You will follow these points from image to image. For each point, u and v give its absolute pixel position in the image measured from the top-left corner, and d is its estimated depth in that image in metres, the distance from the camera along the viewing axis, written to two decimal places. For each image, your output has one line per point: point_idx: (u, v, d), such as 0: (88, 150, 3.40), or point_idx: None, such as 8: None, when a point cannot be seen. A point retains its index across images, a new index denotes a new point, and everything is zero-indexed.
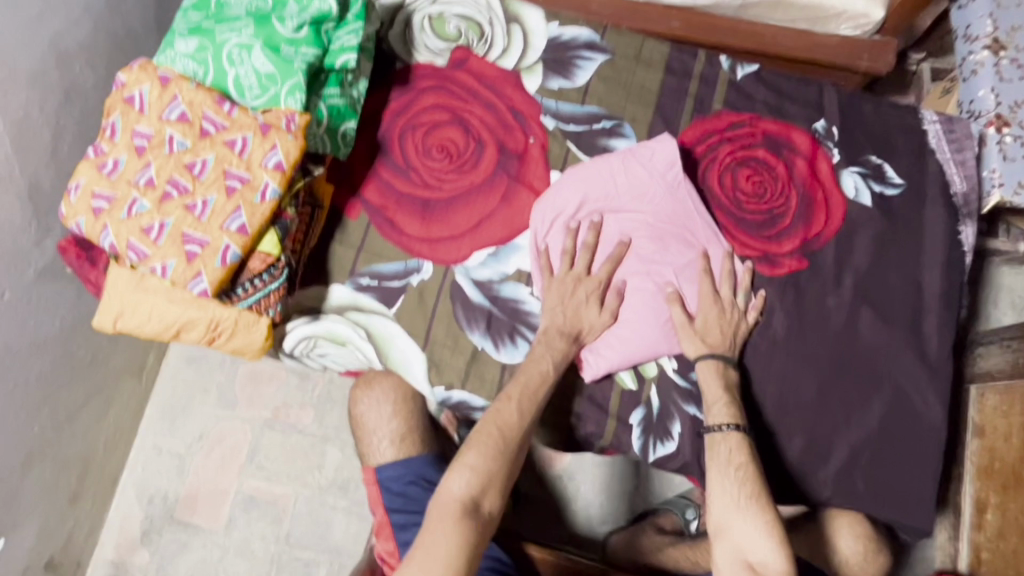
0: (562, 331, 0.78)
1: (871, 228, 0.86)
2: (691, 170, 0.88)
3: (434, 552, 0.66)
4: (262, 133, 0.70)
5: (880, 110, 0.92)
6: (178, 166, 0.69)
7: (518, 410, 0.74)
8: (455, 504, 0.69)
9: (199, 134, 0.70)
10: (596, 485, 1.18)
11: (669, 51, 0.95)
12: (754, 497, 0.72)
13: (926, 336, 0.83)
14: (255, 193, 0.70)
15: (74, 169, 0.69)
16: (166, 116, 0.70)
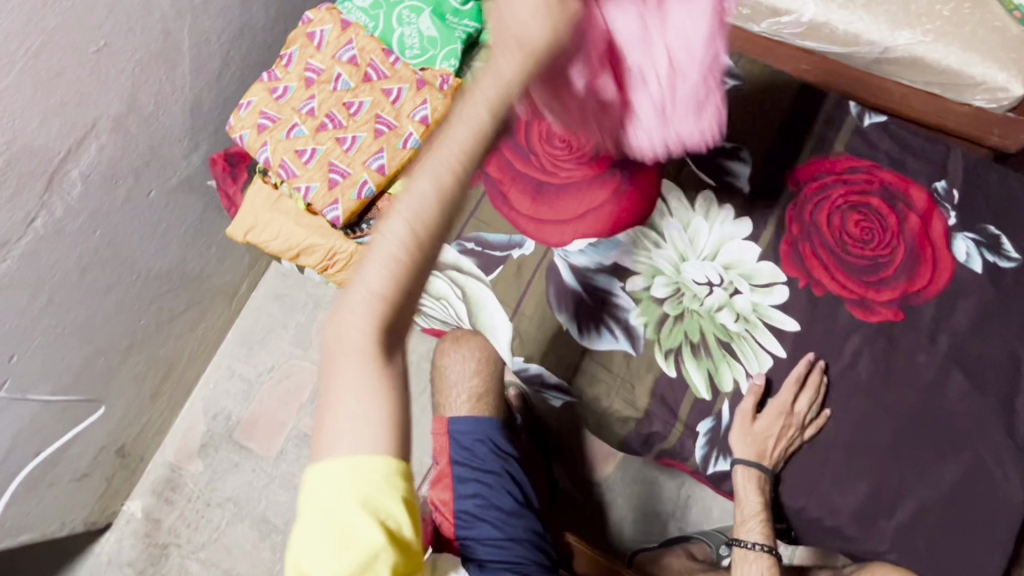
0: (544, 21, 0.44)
1: (976, 295, 0.85)
2: (801, 204, 0.90)
3: (358, 435, 0.43)
4: (417, 88, 0.77)
5: (1008, 182, 0.91)
6: (338, 103, 0.78)
7: (438, 193, 0.41)
8: (366, 355, 0.43)
9: (363, 77, 0.79)
10: (632, 500, 1.18)
11: (800, 88, 0.97)
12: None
13: (1018, 413, 0.80)
14: (398, 139, 0.77)
15: (250, 88, 0.80)
16: (338, 56, 0.79)
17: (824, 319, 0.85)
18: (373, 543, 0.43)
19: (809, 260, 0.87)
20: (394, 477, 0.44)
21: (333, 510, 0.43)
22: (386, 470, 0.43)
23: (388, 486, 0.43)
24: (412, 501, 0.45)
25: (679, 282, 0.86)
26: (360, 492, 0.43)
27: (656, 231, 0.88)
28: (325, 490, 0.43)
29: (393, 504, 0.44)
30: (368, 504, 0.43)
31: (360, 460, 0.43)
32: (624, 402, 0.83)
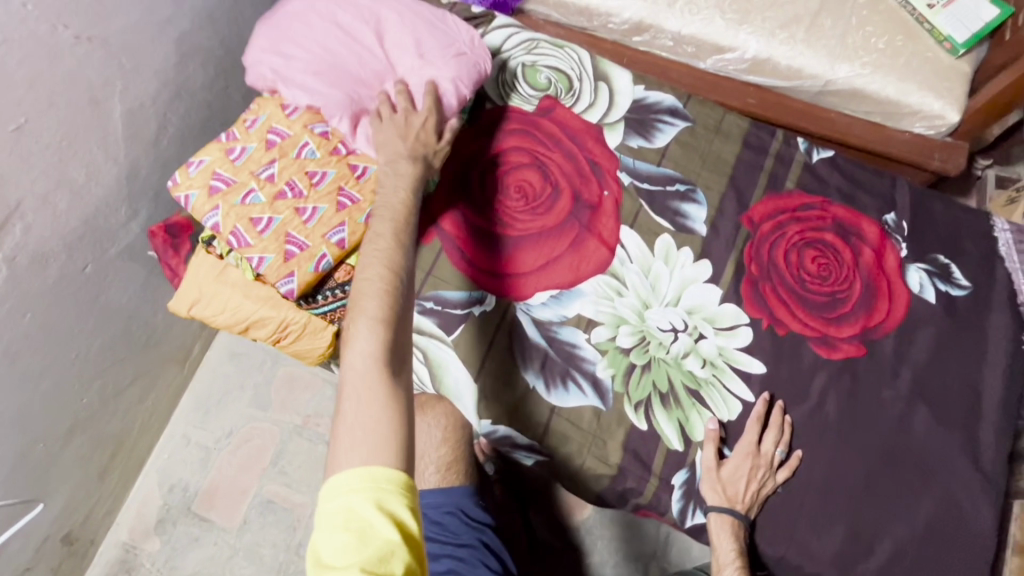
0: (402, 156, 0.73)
1: (933, 326, 0.87)
2: (758, 243, 0.90)
3: (373, 431, 0.55)
4: None
5: (951, 211, 0.94)
6: (301, 171, 0.76)
7: (394, 243, 0.66)
8: (375, 364, 0.59)
9: (331, 150, 0.78)
10: (613, 545, 1.15)
11: (747, 126, 0.99)
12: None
13: (981, 442, 0.82)
14: (362, 214, 0.76)
15: (204, 147, 0.77)
16: (310, 127, 0.78)
17: (789, 359, 0.85)
18: (389, 535, 0.51)
19: (770, 300, 0.87)
20: (400, 482, 0.54)
21: (352, 512, 0.52)
22: (394, 476, 0.54)
23: (396, 490, 0.53)
24: (417, 512, 0.55)
25: (643, 330, 0.85)
26: (373, 493, 0.53)
27: (618, 279, 0.87)
28: (341, 498, 0.53)
29: (401, 508, 0.53)
30: (381, 503, 0.52)
31: (374, 471, 0.53)
32: (592, 452, 0.81)
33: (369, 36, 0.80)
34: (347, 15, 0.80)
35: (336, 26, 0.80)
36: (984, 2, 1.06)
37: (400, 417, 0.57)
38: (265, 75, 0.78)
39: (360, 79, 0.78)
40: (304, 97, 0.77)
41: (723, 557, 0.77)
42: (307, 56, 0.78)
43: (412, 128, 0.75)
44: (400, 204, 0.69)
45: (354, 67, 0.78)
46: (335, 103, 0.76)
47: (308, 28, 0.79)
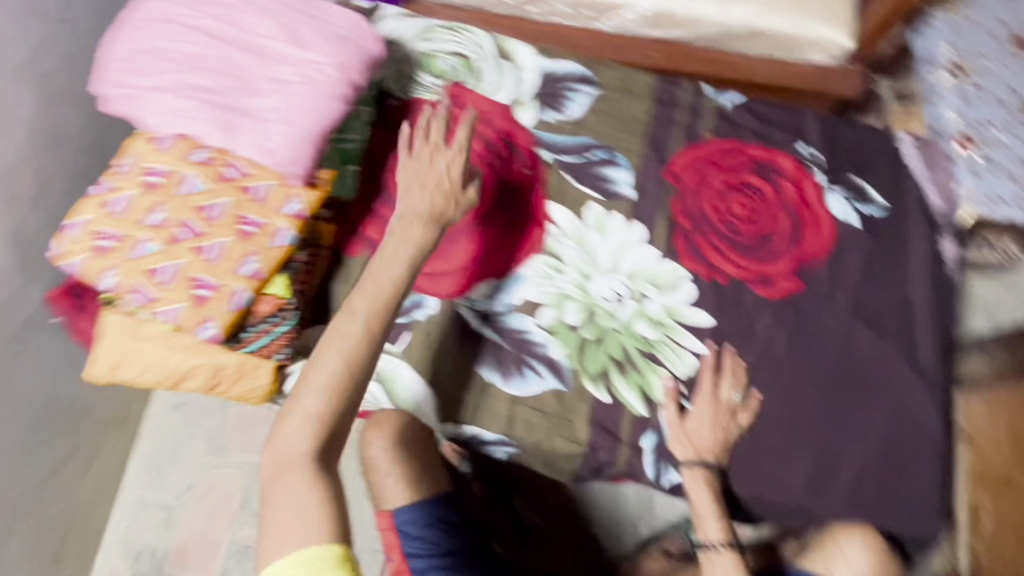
0: (420, 216, 0.69)
1: (859, 248, 0.90)
2: (685, 197, 0.91)
3: (298, 529, 0.55)
4: (283, 182, 0.73)
5: (857, 135, 0.98)
6: (192, 209, 0.71)
7: (361, 330, 0.63)
8: (307, 462, 0.58)
9: (218, 177, 0.72)
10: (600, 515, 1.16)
11: (655, 82, 0.99)
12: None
13: (919, 348, 0.86)
14: (270, 238, 0.71)
15: (78, 207, 0.70)
16: (188, 158, 0.72)
17: (732, 305, 0.86)
18: None
19: (705, 250, 0.88)
20: (335, 555, 0.55)
21: None
22: (330, 555, 0.54)
23: (335, 568, 0.54)
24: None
25: (589, 303, 0.85)
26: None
27: (556, 257, 0.86)
28: None
29: None
30: None
31: (311, 554, 0.54)
32: (561, 435, 0.81)
33: (235, 35, 0.77)
34: (209, 20, 0.76)
35: (196, 31, 0.75)
36: None
37: (329, 516, 0.57)
38: (130, 96, 0.72)
39: (240, 83, 0.74)
40: (177, 117, 0.71)
41: (704, 517, 0.81)
42: (171, 65, 0.73)
43: (438, 178, 0.72)
44: (381, 282, 0.65)
45: (226, 70, 0.74)
46: (216, 117, 0.71)
47: (162, 38, 0.74)
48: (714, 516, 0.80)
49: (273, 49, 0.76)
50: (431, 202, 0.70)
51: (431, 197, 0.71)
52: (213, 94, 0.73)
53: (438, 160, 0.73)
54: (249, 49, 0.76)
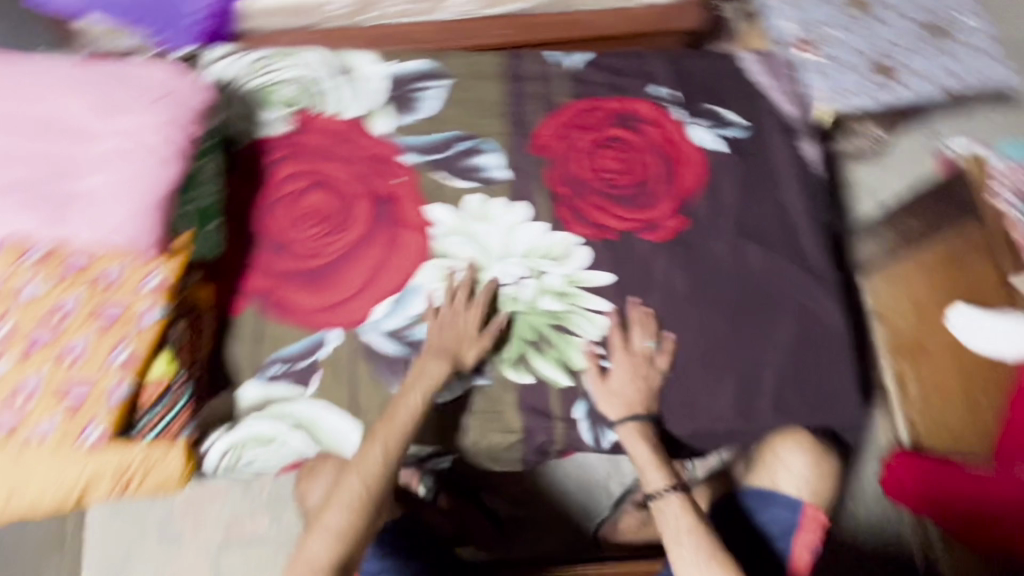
0: (445, 353, 0.80)
1: (731, 171, 0.93)
2: (559, 165, 0.92)
3: None
4: (136, 259, 0.68)
5: (704, 64, 1.01)
6: (42, 314, 0.67)
7: (382, 455, 0.76)
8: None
9: (61, 273, 0.67)
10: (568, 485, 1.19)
11: (503, 60, 0.98)
12: (717, 561, 0.72)
13: (806, 251, 0.90)
14: (135, 320, 0.67)
15: None
16: (22, 260, 0.67)
17: (628, 257, 0.88)
18: None
19: (589, 212, 0.89)
20: None
21: None
22: None
23: None
24: None
25: (490, 293, 0.85)
26: None
27: (447, 257, 0.86)
28: None
29: None
30: None
31: None
32: (494, 430, 0.82)
33: (36, 120, 0.70)
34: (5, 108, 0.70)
35: None
36: None
37: None
38: None
39: (54, 168, 0.69)
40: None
41: (646, 468, 0.79)
42: None
43: (462, 321, 0.82)
44: (405, 410, 0.77)
45: (39, 158, 0.69)
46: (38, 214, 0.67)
47: None
48: (654, 464, 0.79)
49: (84, 124, 0.71)
50: (448, 340, 0.81)
51: (454, 339, 0.81)
52: (31, 186, 0.68)
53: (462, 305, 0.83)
54: (56, 131, 0.70)
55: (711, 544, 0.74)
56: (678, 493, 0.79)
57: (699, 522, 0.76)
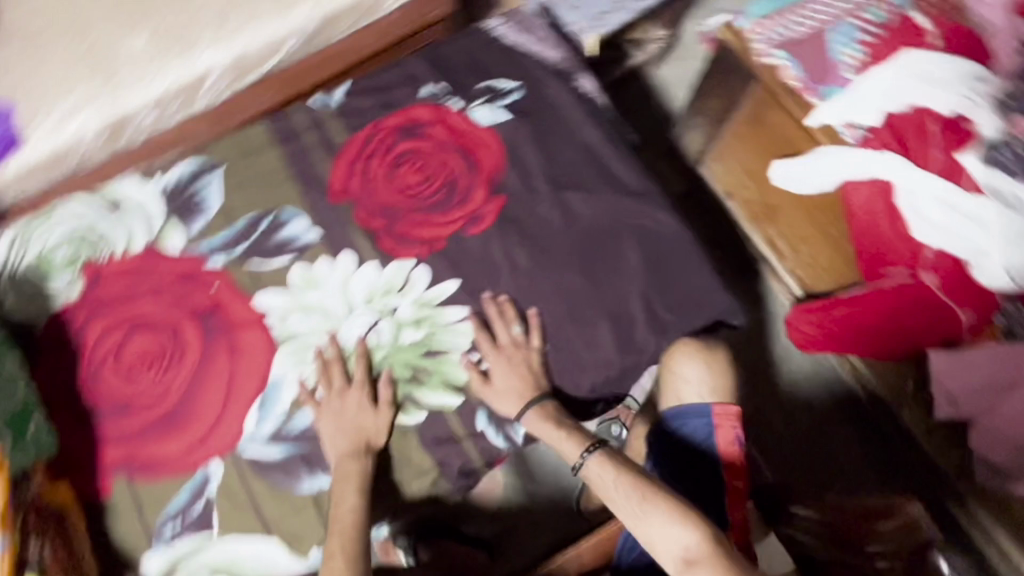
0: (349, 448, 0.78)
1: (524, 135, 0.94)
2: (364, 202, 0.90)
3: None
4: None
5: (459, 47, 1.01)
6: None
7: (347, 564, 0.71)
8: None
9: None
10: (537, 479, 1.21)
11: (267, 125, 0.96)
12: (646, 495, 0.72)
13: (620, 175, 0.92)
14: None
15: None
16: None
17: (464, 257, 0.88)
18: None
19: (411, 232, 0.89)
20: None
21: None
22: None
23: None
24: None
25: (351, 353, 0.83)
26: None
27: (296, 337, 0.84)
28: None
29: None
30: None
31: None
32: (411, 478, 0.81)
33: None
34: None
35: None
36: None
37: None
38: None
39: None
40: None
41: (560, 441, 0.80)
42: None
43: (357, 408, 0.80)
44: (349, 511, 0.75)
45: None
46: None
47: None
48: (565, 437, 0.80)
49: None
50: (351, 435, 0.79)
51: (355, 433, 0.79)
52: None
53: (349, 395, 0.80)
54: None
55: (639, 482, 0.74)
56: (597, 450, 0.79)
57: (624, 467, 0.77)
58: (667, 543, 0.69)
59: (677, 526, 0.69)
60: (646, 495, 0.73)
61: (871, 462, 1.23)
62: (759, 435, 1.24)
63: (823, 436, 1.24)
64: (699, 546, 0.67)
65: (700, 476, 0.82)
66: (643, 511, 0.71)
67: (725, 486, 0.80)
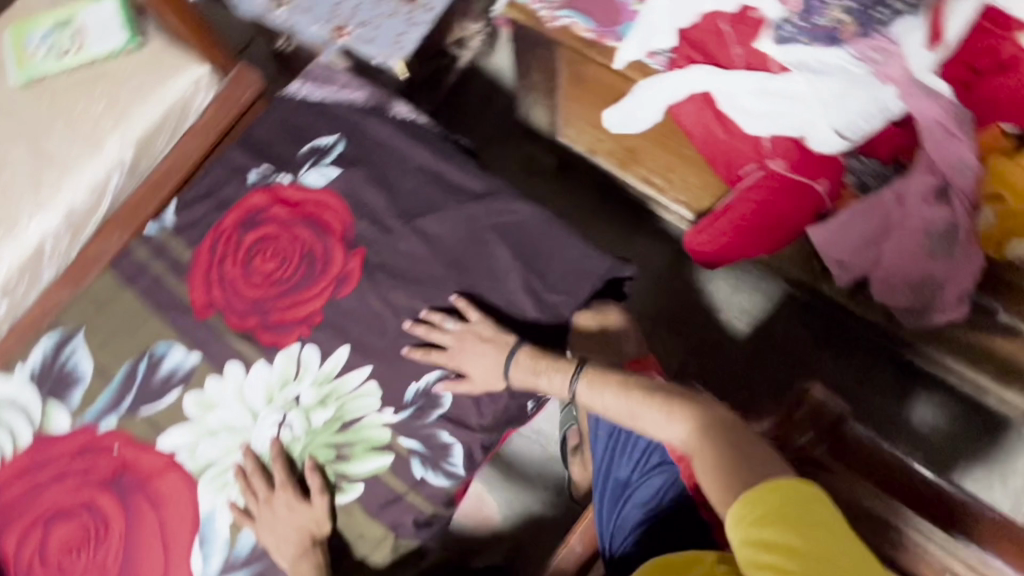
0: (297, 548, 0.78)
1: (360, 181, 0.94)
2: (231, 307, 0.89)
3: None
4: None
5: (271, 121, 1.00)
6: None
7: None
8: None
9: None
10: (527, 487, 1.25)
11: (112, 271, 0.94)
12: (637, 393, 0.74)
13: (464, 184, 0.93)
14: None
15: None
16: None
17: (344, 320, 0.87)
18: None
19: (285, 317, 0.88)
20: None
21: None
22: None
23: None
24: None
25: (271, 457, 0.82)
26: None
27: (212, 464, 0.83)
28: None
29: None
30: None
31: None
32: (371, 550, 0.81)
33: None
34: None
35: None
36: (116, 28, 1.12)
37: None
38: None
39: None
40: None
41: (541, 377, 0.80)
42: None
43: (292, 509, 0.80)
44: None
45: None
46: None
47: None
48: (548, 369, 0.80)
49: None
50: (293, 536, 0.79)
51: (299, 532, 0.79)
52: None
53: (278, 501, 0.80)
54: None
55: (630, 387, 0.75)
56: (583, 371, 0.78)
57: (612, 372, 0.78)
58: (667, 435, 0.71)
59: (670, 421, 0.71)
60: (636, 399, 0.74)
61: (819, 335, 1.28)
62: (708, 351, 1.30)
63: (768, 328, 1.29)
64: (692, 431, 0.69)
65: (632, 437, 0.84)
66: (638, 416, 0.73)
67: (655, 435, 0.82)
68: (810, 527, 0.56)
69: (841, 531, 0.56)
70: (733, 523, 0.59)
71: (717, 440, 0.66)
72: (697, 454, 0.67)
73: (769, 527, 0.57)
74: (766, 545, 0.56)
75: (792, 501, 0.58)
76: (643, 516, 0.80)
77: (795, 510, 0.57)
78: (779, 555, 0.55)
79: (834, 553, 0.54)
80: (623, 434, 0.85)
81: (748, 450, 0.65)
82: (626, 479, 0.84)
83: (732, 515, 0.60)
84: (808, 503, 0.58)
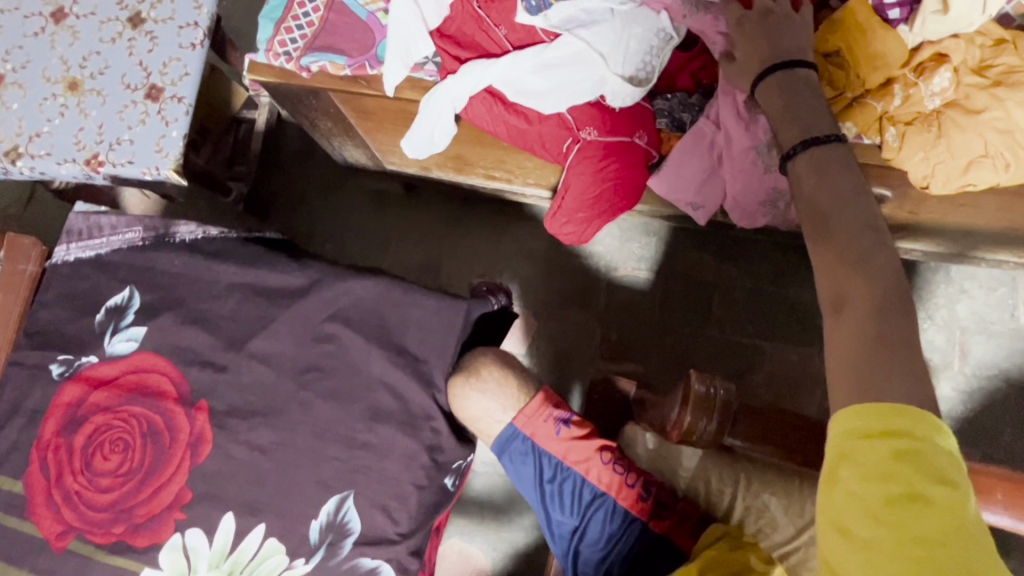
0: None
1: (171, 328, 0.83)
2: (90, 524, 0.78)
3: None
4: None
5: (49, 298, 0.87)
6: None
7: None
8: None
9: None
10: (501, 521, 1.20)
11: None
12: (843, 219, 0.53)
13: (284, 285, 0.83)
14: None
15: None
16: None
17: (214, 488, 0.77)
18: None
19: (151, 510, 0.77)
20: None
21: None
22: None
23: None
24: None
25: None
26: None
27: None
28: None
29: None
30: None
31: None
32: None
33: None
34: None
35: None
36: None
37: None
38: None
39: None
40: None
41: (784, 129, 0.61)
42: None
43: None
44: None
45: None
46: None
47: None
48: (786, 117, 0.61)
49: None
50: None
51: None
52: None
53: None
54: None
55: (846, 208, 0.54)
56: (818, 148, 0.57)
57: (847, 179, 0.56)
58: (826, 278, 0.53)
59: (841, 271, 0.52)
60: (848, 220, 0.53)
61: (719, 256, 1.24)
62: (623, 316, 1.24)
63: (667, 267, 1.25)
64: (866, 290, 0.50)
65: (559, 489, 0.74)
66: (820, 232, 0.54)
67: (578, 473, 0.74)
68: (929, 477, 0.44)
69: (963, 490, 0.45)
70: (836, 424, 0.48)
71: (882, 326, 0.48)
72: (849, 310, 0.51)
73: (879, 454, 0.45)
74: (868, 470, 0.46)
75: (921, 441, 0.45)
76: (599, 552, 0.73)
77: (920, 453, 0.45)
78: (877, 489, 0.45)
79: (950, 509, 0.44)
80: (547, 485, 0.75)
81: (909, 360, 0.47)
82: (571, 525, 0.74)
83: (838, 420, 0.48)
84: (938, 447, 0.45)
